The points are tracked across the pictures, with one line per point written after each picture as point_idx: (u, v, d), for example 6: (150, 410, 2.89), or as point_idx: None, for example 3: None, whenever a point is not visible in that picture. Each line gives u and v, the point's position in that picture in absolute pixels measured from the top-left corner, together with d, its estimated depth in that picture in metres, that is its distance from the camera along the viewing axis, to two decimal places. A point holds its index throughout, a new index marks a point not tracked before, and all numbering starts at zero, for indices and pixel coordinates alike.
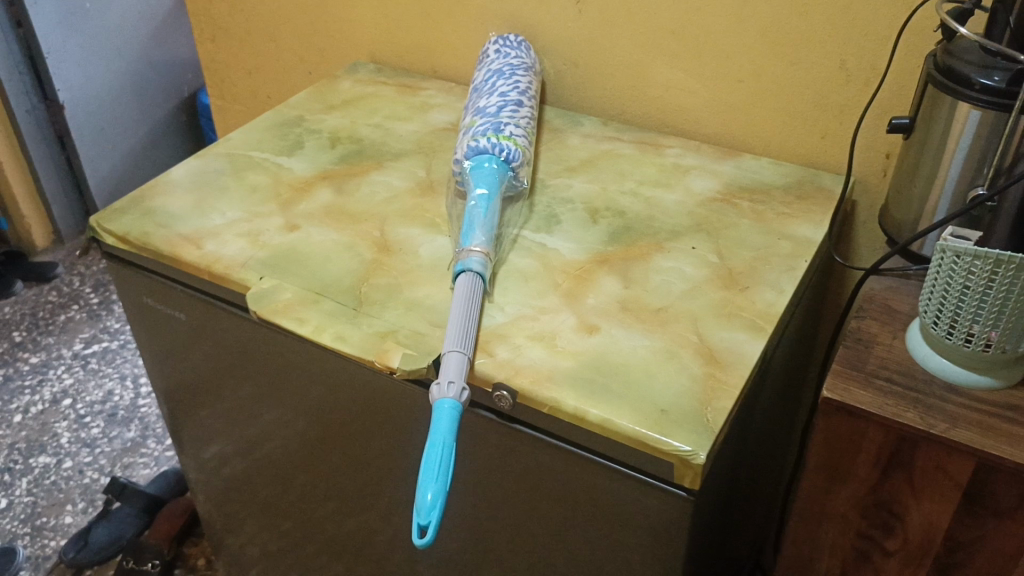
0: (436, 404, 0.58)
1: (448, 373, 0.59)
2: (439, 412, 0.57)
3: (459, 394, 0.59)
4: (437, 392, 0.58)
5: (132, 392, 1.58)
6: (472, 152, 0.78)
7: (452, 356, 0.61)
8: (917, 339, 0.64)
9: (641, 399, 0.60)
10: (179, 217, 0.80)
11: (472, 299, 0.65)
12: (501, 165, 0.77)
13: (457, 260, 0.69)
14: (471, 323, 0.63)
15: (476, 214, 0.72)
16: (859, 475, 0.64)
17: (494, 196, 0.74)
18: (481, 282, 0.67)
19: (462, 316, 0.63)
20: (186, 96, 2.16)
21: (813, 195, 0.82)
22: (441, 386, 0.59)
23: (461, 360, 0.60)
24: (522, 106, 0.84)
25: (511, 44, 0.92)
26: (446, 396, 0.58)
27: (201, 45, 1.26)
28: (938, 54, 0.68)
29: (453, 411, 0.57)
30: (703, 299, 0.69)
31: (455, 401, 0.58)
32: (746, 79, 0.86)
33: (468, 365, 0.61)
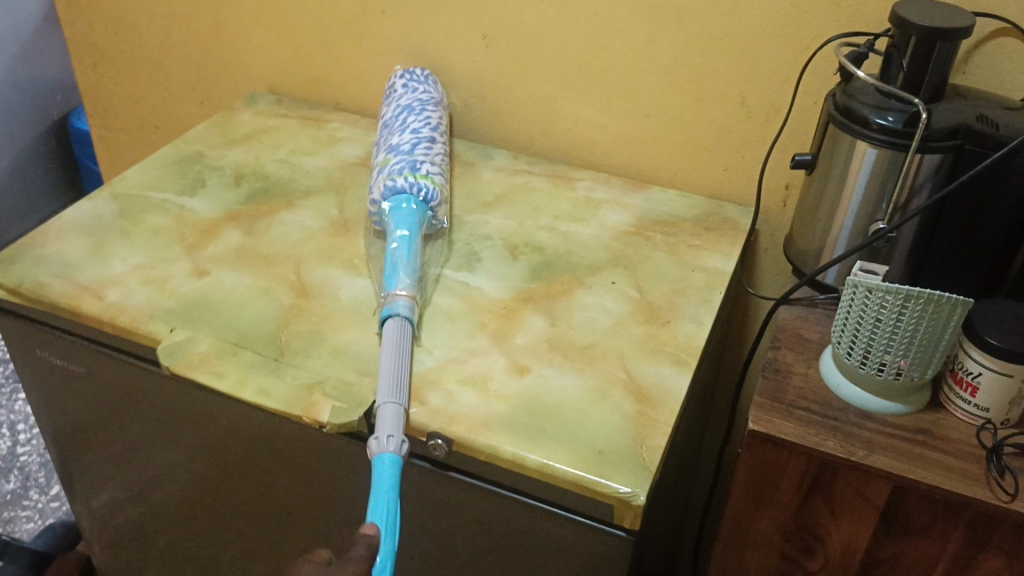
0: (375, 459, 0.57)
1: (386, 426, 0.58)
2: (381, 468, 0.56)
3: (399, 447, 0.58)
4: (375, 447, 0.57)
5: (9, 440, 1.47)
6: (390, 191, 0.77)
7: (388, 408, 0.60)
8: (831, 368, 0.67)
9: (578, 441, 0.60)
10: (76, 264, 0.75)
11: (401, 346, 0.64)
12: (419, 204, 0.77)
13: (382, 304, 0.68)
14: (403, 371, 0.62)
15: (398, 256, 0.71)
16: (781, 501, 0.67)
17: (414, 236, 0.74)
18: (410, 327, 0.66)
19: (396, 365, 0.62)
20: (56, 119, 2.05)
21: (720, 227, 0.85)
22: (380, 439, 0.58)
23: (397, 412, 0.59)
24: (435, 143, 0.84)
25: (418, 78, 0.92)
26: (385, 451, 0.57)
27: (82, 73, 1.20)
28: (836, 95, 0.71)
29: (395, 466, 0.56)
30: (628, 335, 0.70)
31: (394, 456, 0.57)
32: (652, 114, 0.89)
33: (403, 417, 0.60)
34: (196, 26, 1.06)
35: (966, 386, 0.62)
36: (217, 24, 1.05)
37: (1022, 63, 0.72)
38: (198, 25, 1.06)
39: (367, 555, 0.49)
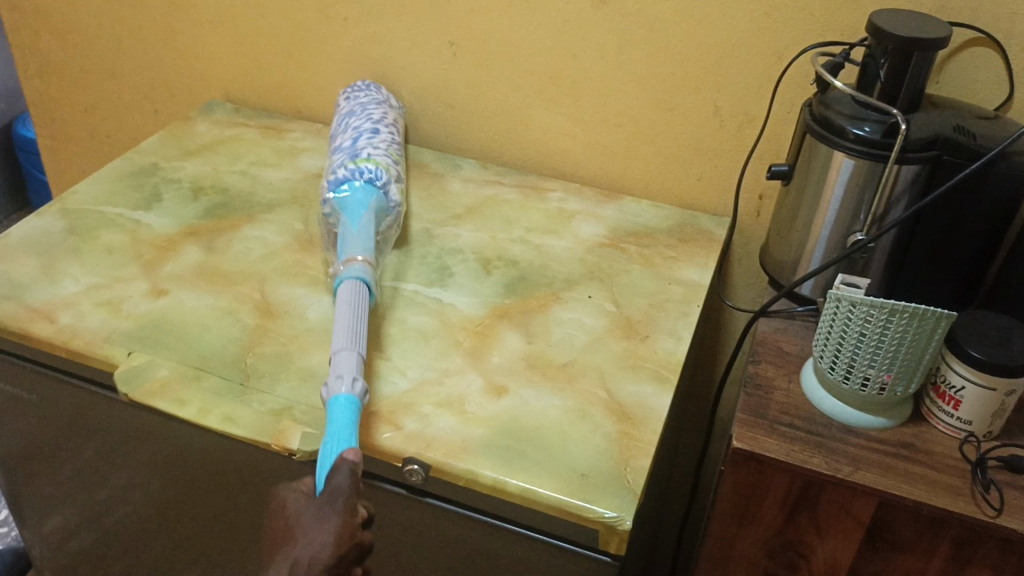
0: (329, 400, 0.57)
1: (340, 370, 0.59)
2: (336, 408, 0.57)
3: (352, 387, 0.58)
4: (330, 389, 0.58)
5: None
6: (333, 183, 0.75)
7: (342, 354, 0.60)
8: (812, 382, 0.66)
9: (560, 463, 0.58)
10: (24, 286, 0.71)
11: (357, 304, 0.64)
12: (368, 186, 0.75)
13: (338, 274, 0.68)
14: (361, 328, 0.63)
15: (348, 232, 0.71)
16: (765, 519, 0.65)
17: (365, 219, 0.72)
18: (365, 288, 0.66)
19: (355, 320, 0.63)
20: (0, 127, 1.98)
21: (694, 238, 0.84)
22: (332, 383, 0.58)
23: (354, 362, 0.60)
24: (379, 134, 0.82)
25: (361, 88, 0.91)
26: (341, 392, 0.57)
27: (27, 81, 1.15)
28: (813, 105, 0.71)
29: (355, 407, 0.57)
30: (606, 351, 0.68)
31: (351, 396, 0.57)
32: (623, 123, 0.87)
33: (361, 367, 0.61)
34: (149, 33, 1.02)
35: (949, 400, 0.62)
36: (171, 31, 1.01)
37: (993, 76, 0.73)
38: (151, 31, 1.02)
39: (348, 484, 0.52)
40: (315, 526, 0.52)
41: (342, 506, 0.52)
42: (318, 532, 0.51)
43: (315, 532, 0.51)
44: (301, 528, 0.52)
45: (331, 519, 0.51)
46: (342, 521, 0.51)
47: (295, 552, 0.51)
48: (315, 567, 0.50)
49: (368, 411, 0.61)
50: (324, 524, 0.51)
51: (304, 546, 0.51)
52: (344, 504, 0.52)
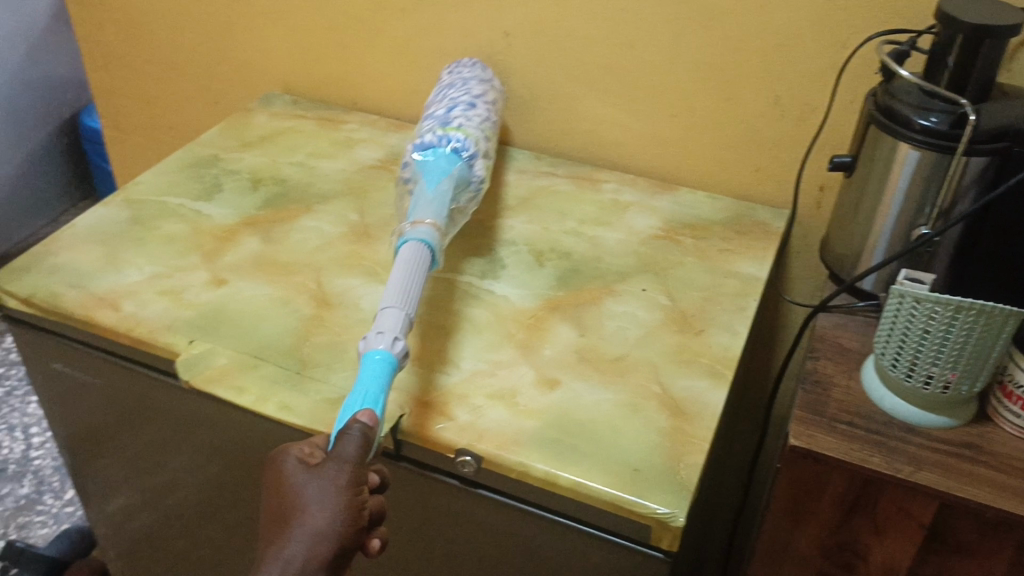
0: (365, 354, 0.57)
1: (384, 326, 0.58)
2: (368, 362, 0.56)
3: (391, 345, 0.57)
4: (369, 343, 0.57)
5: (23, 443, 1.43)
6: (420, 147, 0.77)
7: (389, 312, 0.60)
8: (873, 379, 0.65)
9: (612, 458, 0.57)
10: (90, 274, 0.73)
11: (412, 264, 0.64)
12: (452, 155, 0.76)
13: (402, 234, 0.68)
14: (415, 287, 0.62)
15: (424, 194, 0.72)
16: (821, 517, 0.64)
17: (442, 186, 0.73)
18: (427, 247, 0.66)
19: (412, 284, 0.62)
20: (66, 117, 2.04)
21: (752, 230, 0.82)
22: (373, 338, 0.58)
23: (399, 323, 0.59)
24: (476, 106, 0.82)
25: (468, 61, 0.90)
26: (380, 349, 0.57)
27: (93, 73, 1.18)
28: (877, 95, 0.69)
29: (392, 366, 0.56)
30: (660, 345, 0.68)
31: (389, 355, 0.57)
32: (680, 113, 0.86)
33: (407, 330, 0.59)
34: (209, 26, 1.04)
35: (1017, 400, 0.60)
36: (231, 24, 1.03)
37: None
38: (211, 24, 1.04)
39: (359, 450, 0.51)
40: (321, 504, 0.49)
41: (348, 486, 0.50)
42: (316, 520, 0.48)
43: (316, 515, 0.49)
44: (297, 510, 0.49)
45: (333, 501, 0.49)
46: (350, 498, 0.50)
47: (295, 540, 0.48)
48: (318, 557, 0.48)
49: (422, 402, 0.61)
50: (325, 510, 0.49)
51: (307, 531, 0.48)
52: (350, 478, 0.50)
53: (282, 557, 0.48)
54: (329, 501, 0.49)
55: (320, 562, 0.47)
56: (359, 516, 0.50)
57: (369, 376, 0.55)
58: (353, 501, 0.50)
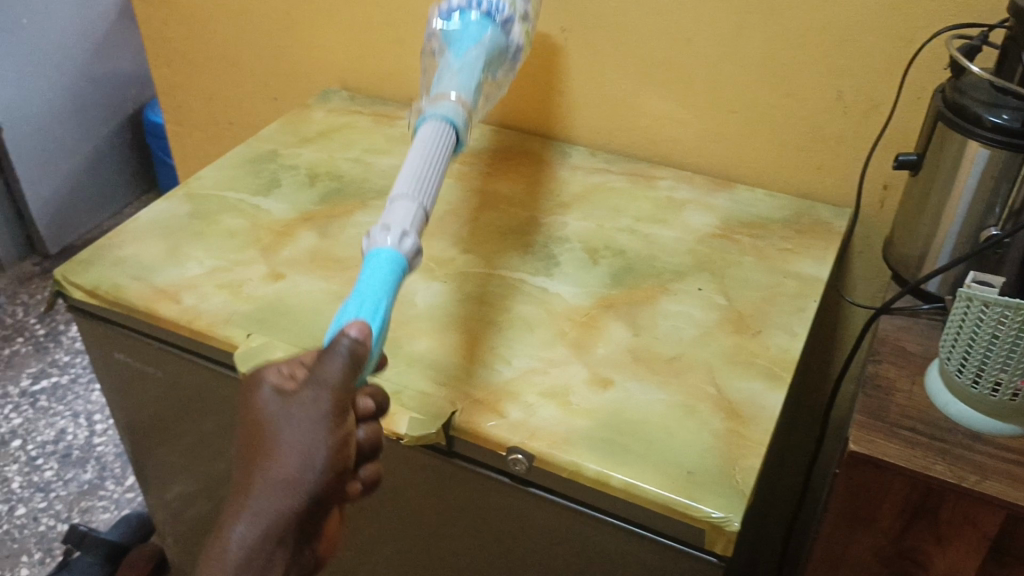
0: (371, 252, 0.55)
1: (393, 220, 0.57)
2: (374, 262, 0.54)
3: (397, 241, 0.56)
4: (376, 241, 0.56)
5: (86, 430, 1.48)
6: (449, 15, 0.76)
7: (400, 203, 0.58)
8: (937, 385, 0.63)
9: (666, 460, 0.57)
10: (152, 267, 0.75)
11: (429, 148, 0.62)
12: (484, 18, 0.75)
13: (424, 111, 0.67)
14: (429, 175, 0.60)
15: (450, 65, 0.71)
16: (881, 525, 0.62)
17: (472, 53, 0.72)
18: (450, 114, 0.65)
19: (427, 164, 0.61)
20: (131, 113, 2.09)
21: (812, 229, 0.80)
22: (379, 234, 0.56)
23: (411, 208, 0.58)
24: None
25: None
26: (384, 248, 0.55)
27: (156, 70, 1.20)
28: (947, 91, 0.67)
29: (398, 266, 0.55)
30: (716, 346, 0.67)
31: (394, 254, 0.55)
32: (740, 110, 0.85)
33: (422, 218, 0.58)
34: (269, 23, 1.06)
35: None
36: (290, 21, 1.04)
37: None
38: (271, 21, 1.05)
39: (343, 372, 0.46)
40: (297, 438, 0.45)
41: (327, 418, 0.45)
42: (289, 461, 0.45)
43: (289, 450, 0.45)
44: (271, 441, 0.45)
45: (310, 438, 0.45)
46: (331, 432, 0.45)
47: (268, 479, 0.45)
48: (294, 498, 0.45)
49: (474, 398, 0.61)
50: (300, 449, 0.45)
51: (281, 469, 0.45)
52: (331, 407, 0.45)
53: (253, 500, 0.45)
54: (308, 433, 0.45)
55: (295, 504, 0.45)
56: (339, 453, 0.46)
57: (368, 278, 0.53)
58: (334, 435, 0.45)
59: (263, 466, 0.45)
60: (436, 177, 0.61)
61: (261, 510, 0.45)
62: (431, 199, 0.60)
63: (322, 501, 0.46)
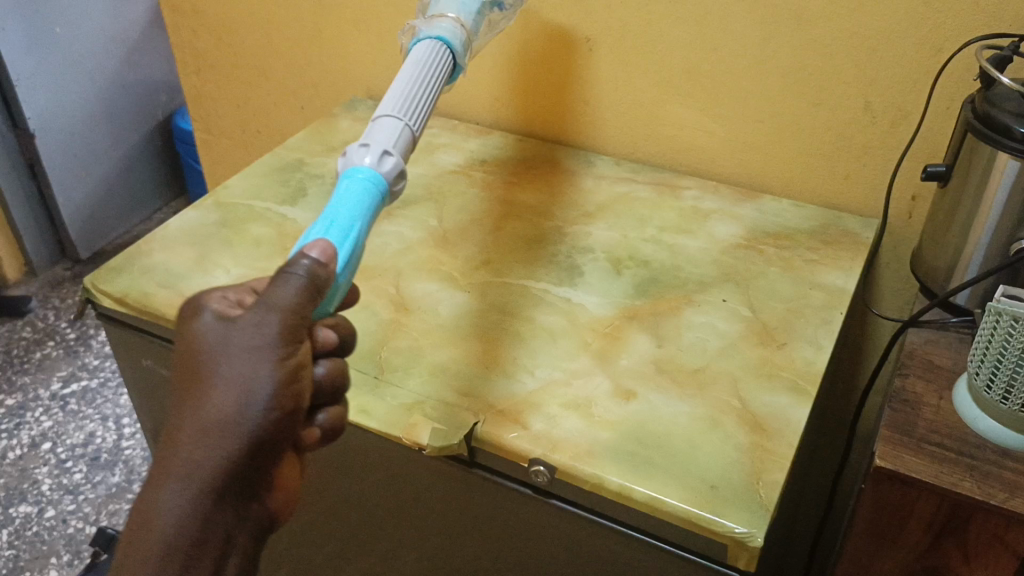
0: (348, 169, 0.55)
1: (374, 138, 0.57)
2: (350, 181, 0.54)
3: (378, 159, 0.56)
4: (357, 160, 0.56)
5: (115, 433, 1.50)
6: None
7: (384, 122, 0.59)
8: (966, 400, 0.62)
9: (689, 473, 0.56)
10: (180, 275, 0.76)
11: (416, 77, 0.64)
12: None
13: (421, 33, 0.71)
14: (413, 101, 0.62)
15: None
16: (908, 542, 0.62)
17: None
18: (448, 37, 0.70)
19: (416, 88, 0.63)
20: (161, 119, 2.12)
21: (839, 240, 0.80)
22: (360, 150, 0.57)
23: (397, 128, 0.59)
24: None
25: None
26: (362, 167, 0.55)
27: (186, 79, 1.22)
28: (976, 101, 0.66)
29: (378, 186, 0.54)
30: (741, 358, 0.66)
31: (372, 174, 0.55)
32: (766, 120, 0.84)
33: (407, 140, 0.59)
34: (297, 32, 1.07)
35: None
36: (318, 31, 1.05)
37: None
38: (299, 30, 1.06)
39: (297, 295, 0.45)
40: (242, 370, 0.44)
41: (275, 346, 0.44)
42: (233, 391, 0.43)
43: (230, 383, 0.44)
44: (212, 375, 0.44)
45: (255, 368, 0.44)
46: (277, 363, 0.44)
47: (208, 414, 0.44)
48: (234, 434, 0.43)
49: (497, 409, 0.61)
50: (242, 380, 0.43)
51: (221, 404, 0.44)
52: (277, 334, 0.44)
53: (192, 436, 0.44)
54: (254, 363, 0.44)
55: (236, 441, 0.43)
56: (289, 385, 0.44)
57: (343, 195, 0.53)
58: (281, 365, 0.44)
59: (206, 395, 0.44)
60: (425, 102, 0.63)
61: (201, 446, 0.43)
62: (419, 122, 0.61)
63: (270, 437, 0.44)
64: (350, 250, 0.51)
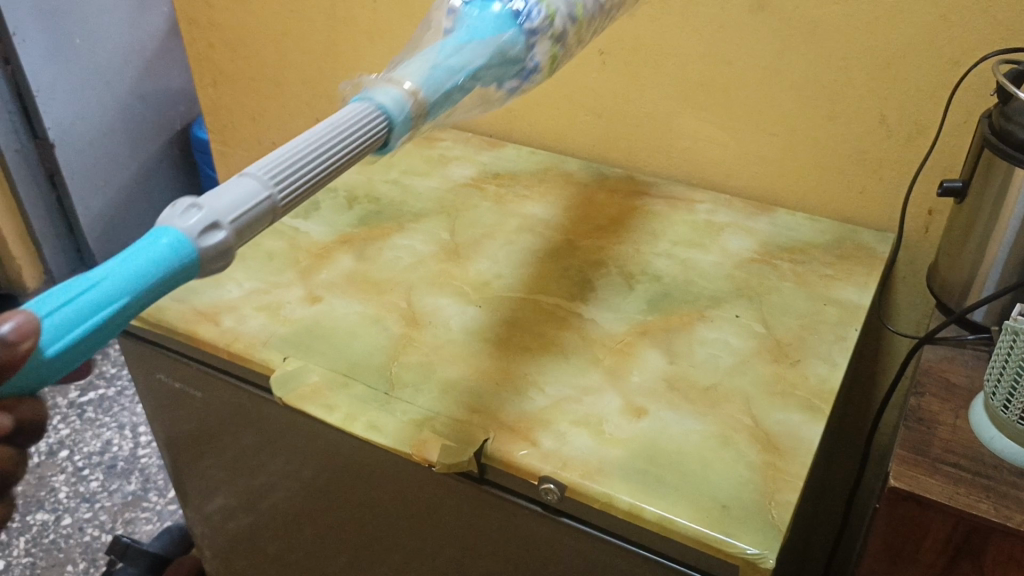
0: (159, 228, 0.39)
1: (213, 199, 0.39)
2: (148, 246, 0.38)
3: (194, 233, 0.38)
4: (168, 211, 0.39)
5: (131, 441, 1.51)
6: None
7: (243, 183, 0.41)
8: (983, 420, 0.61)
9: (700, 493, 0.56)
10: (193, 289, 0.76)
11: (341, 136, 0.44)
12: (507, 18, 0.56)
13: (366, 87, 0.49)
14: (306, 168, 0.43)
15: (431, 48, 0.52)
16: (923, 561, 0.61)
17: (472, 48, 0.53)
18: (380, 109, 0.47)
19: (329, 144, 0.44)
20: (180, 129, 2.14)
21: (854, 255, 0.79)
22: (181, 208, 0.39)
23: (252, 190, 0.40)
24: None
25: None
26: (173, 225, 0.38)
27: (203, 90, 1.23)
28: (994, 116, 0.65)
29: (175, 258, 0.38)
30: (754, 375, 0.66)
31: (180, 237, 0.38)
32: (780, 133, 0.84)
33: (263, 212, 0.41)
34: (312, 45, 1.07)
35: None
36: (332, 44, 1.06)
37: None
38: (314, 43, 1.07)
39: None
40: None
41: None
42: None
43: None
44: None
45: None
46: None
47: None
48: None
49: (508, 426, 0.61)
50: None
51: None
52: None
53: None
54: None
55: None
56: None
57: (127, 253, 0.37)
58: None
59: None
60: (330, 163, 0.44)
61: None
62: (299, 189, 0.42)
63: None
64: (80, 333, 0.35)
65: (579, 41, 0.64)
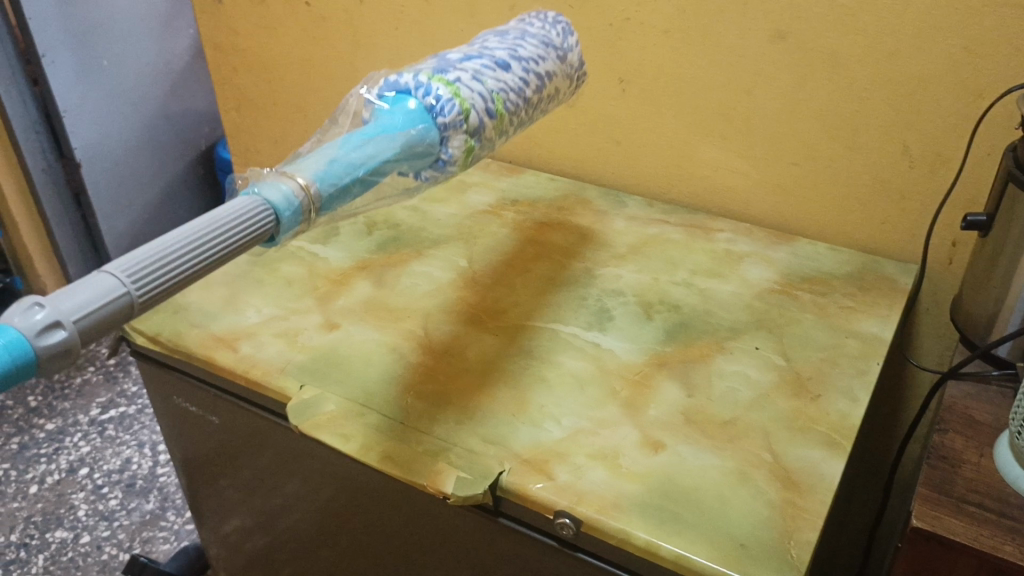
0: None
1: (64, 299, 0.39)
2: None
3: (41, 331, 0.37)
4: (11, 307, 0.38)
5: (151, 460, 1.51)
6: (392, 88, 0.60)
7: (101, 283, 0.40)
8: (1008, 459, 0.59)
9: (717, 531, 0.55)
10: (212, 315, 0.76)
11: (215, 232, 0.45)
12: (420, 114, 0.58)
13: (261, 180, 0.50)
14: (171, 268, 0.43)
15: (334, 145, 0.53)
16: None
17: (374, 142, 0.54)
18: (265, 203, 0.48)
19: (202, 243, 0.44)
20: (204, 149, 2.17)
21: (876, 286, 0.78)
22: (26, 308, 0.38)
23: (108, 289, 0.40)
24: (511, 67, 0.64)
25: (544, 19, 0.74)
26: (13, 323, 0.37)
27: (226, 114, 1.24)
28: (1019, 149, 0.64)
29: (8, 356, 0.36)
30: (772, 409, 0.65)
31: (18, 337, 0.37)
32: (801, 162, 0.83)
33: (115, 310, 0.40)
34: (333, 72, 1.08)
35: None
36: (354, 70, 1.06)
37: None
38: (335, 70, 1.08)
39: None
40: None
41: None
42: None
43: None
44: None
45: None
46: None
47: None
48: None
49: (522, 458, 0.60)
50: None
51: None
52: None
53: None
54: None
55: None
56: None
57: None
58: None
59: None
60: (196, 263, 0.44)
61: None
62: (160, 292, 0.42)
63: None
64: None
65: (502, 133, 0.64)
